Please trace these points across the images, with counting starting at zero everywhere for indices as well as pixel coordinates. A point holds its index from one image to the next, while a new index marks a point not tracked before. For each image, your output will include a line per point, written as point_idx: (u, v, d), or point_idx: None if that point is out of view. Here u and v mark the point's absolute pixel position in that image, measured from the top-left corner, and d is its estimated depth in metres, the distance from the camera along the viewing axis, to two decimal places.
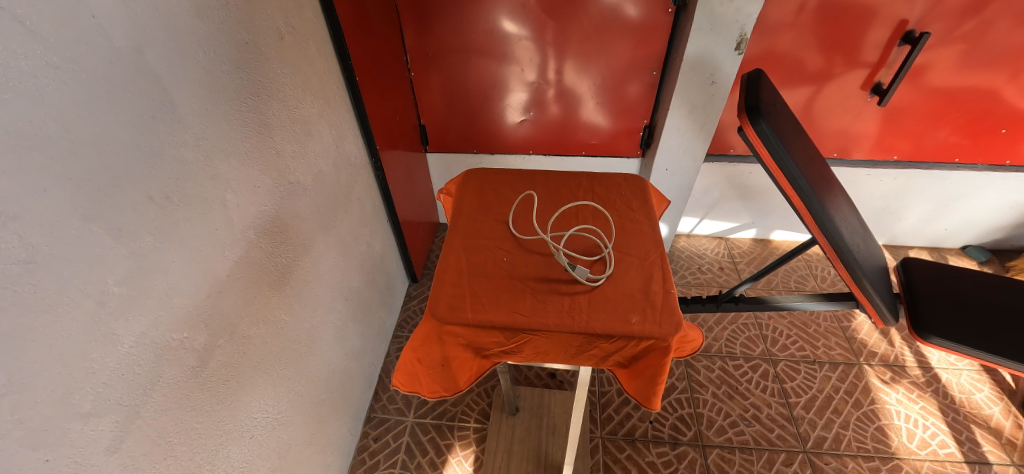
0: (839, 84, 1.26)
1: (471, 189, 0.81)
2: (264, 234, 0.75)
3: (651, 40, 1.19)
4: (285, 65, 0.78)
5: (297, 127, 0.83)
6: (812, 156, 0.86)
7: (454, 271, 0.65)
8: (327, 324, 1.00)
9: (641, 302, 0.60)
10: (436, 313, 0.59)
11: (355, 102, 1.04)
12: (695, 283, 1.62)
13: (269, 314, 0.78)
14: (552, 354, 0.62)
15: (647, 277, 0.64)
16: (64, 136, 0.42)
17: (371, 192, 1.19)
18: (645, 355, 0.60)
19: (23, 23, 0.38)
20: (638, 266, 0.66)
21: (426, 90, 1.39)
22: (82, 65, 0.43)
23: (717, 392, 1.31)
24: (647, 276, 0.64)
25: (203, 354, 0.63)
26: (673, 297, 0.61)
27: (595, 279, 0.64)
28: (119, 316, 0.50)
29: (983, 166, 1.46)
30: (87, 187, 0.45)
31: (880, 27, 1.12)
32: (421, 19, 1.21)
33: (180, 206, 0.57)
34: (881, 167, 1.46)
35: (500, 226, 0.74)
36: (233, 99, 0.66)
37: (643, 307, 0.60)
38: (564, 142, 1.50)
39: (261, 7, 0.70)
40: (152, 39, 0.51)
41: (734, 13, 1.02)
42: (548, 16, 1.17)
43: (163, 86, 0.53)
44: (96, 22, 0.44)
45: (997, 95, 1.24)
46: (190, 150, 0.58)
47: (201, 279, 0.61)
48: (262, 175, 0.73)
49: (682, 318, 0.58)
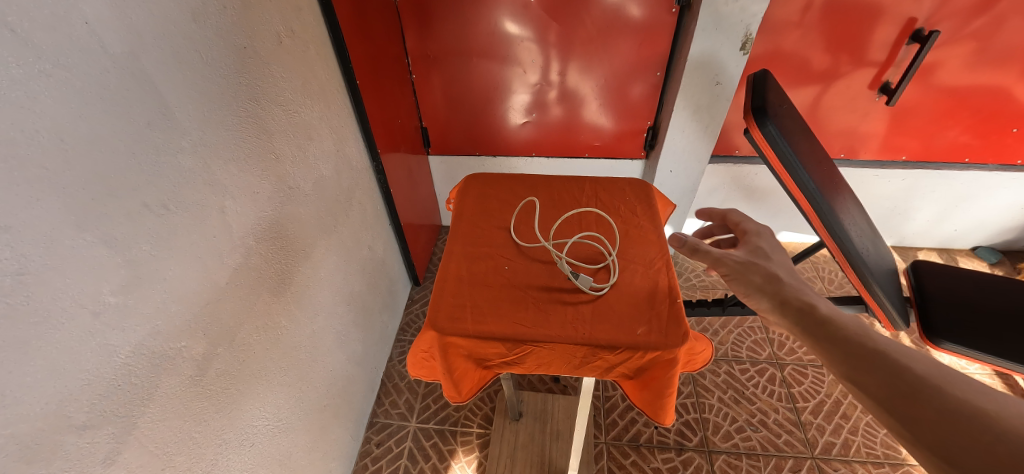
0: (846, 83, 1.24)
1: (472, 195, 0.80)
2: (263, 240, 0.74)
3: (655, 40, 1.18)
4: (284, 69, 0.77)
5: (297, 131, 0.82)
6: (822, 161, 0.83)
7: (454, 280, 0.64)
8: (329, 330, 0.99)
9: (647, 312, 0.59)
10: (436, 324, 0.58)
11: (356, 105, 1.03)
12: (700, 285, 1.60)
13: (269, 321, 0.77)
14: (555, 365, 0.61)
15: (653, 285, 0.63)
16: (58, 144, 0.42)
17: (372, 196, 1.18)
18: (651, 367, 0.59)
19: (14, 32, 0.37)
20: (643, 274, 0.65)
21: (428, 92, 1.38)
22: (76, 72, 0.43)
23: (723, 397, 1.29)
24: (652, 284, 0.63)
25: (201, 363, 0.62)
26: (679, 306, 0.60)
27: (599, 288, 0.62)
28: (114, 326, 0.49)
29: (994, 166, 1.43)
30: (80, 197, 0.44)
31: (888, 25, 1.10)
32: (422, 21, 1.20)
33: (178, 214, 0.56)
34: (889, 168, 1.44)
35: (501, 233, 0.73)
36: (232, 104, 0.65)
37: (648, 317, 0.58)
38: (568, 144, 1.49)
39: (260, 11, 0.69)
40: (147, 44, 0.50)
41: (739, 12, 1.00)
42: (551, 17, 1.16)
43: (159, 92, 0.52)
44: (90, 28, 0.44)
45: (1008, 93, 1.22)
46: (188, 156, 0.57)
47: (199, 287, 0.61)
48: (262, 180, 0.73)
49: (689, 329, 0.57)
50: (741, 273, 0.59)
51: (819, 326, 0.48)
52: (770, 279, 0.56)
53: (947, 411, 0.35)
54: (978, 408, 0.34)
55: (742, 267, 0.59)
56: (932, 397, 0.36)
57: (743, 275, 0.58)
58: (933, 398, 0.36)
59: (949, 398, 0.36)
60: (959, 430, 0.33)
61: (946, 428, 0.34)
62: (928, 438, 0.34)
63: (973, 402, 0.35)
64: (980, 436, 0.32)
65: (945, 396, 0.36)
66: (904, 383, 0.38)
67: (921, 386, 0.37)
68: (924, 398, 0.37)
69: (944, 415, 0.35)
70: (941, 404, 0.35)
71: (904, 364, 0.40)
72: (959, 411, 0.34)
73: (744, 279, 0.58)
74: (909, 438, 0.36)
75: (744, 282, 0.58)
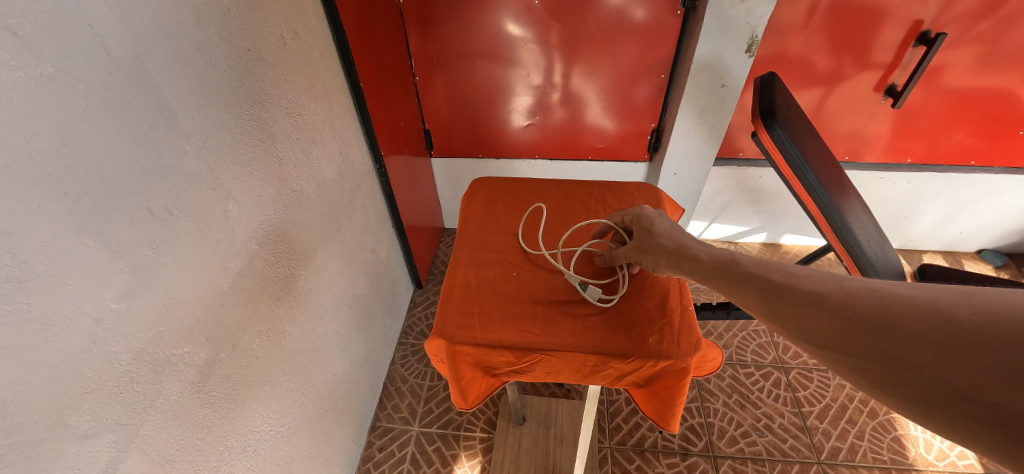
0: (851, 86, 1.23)
1: (478, 199, 0.80)
2: (267, 244, 0.73)
3: (659, 43, 1.17)
4: (288, 71, 0.76)
5: (301, 134, 0.81)
6: (832, 165, 0.82)
7: (462, 287, 0.63)
8: (332, 334, 0.98)
9: (658, 319, 0.58)
10: (444, 332, 0.57)
11: (360, 107, 1.02)
12: (704, 288, 1.59)
13: (272, 326, 0.76)
14: (564, 373, 0.60)
15: (664, 292, 0.62)
16: (59, 149, 0.41)
17: (376, 199, 1.18)
18: (662, 376, 0.58)
19: (16, 34, 0.36)
20: (653, 280, 0.64)
21: (431, 94, 1.37)
22: (79, 75, 0.42)
23: (728, 401, 1.28)
24: (663, 291, 0.62)
25: (204, 369, 0.61)
26: (691, 314, 0.59)
27: (607, 299, 0.61)
28: (117, 333, 0.48)
29: (1000, 169, 1.42)
30: (82, 201, 0.44)
31: (894, 27, 1.10)
32: (425, 22, 1.19)
33: (181, 218, 0.56)
34: (894, 170, 1.44)
35: (508, 239, 0.72)
36: (236, 107, 0.64)
37: (659, 325, 0.58)
38: (571, 146, 1.48)
39: (264, 14, 0.68)
40: (150, 47, 0.50)
41: (745, 15, 1.00)
42: (555, 19, 1.15)
43: (162, 95, 0.52)
44: (93, 31, 0.43)
45: (1015, 96, 1.21)
46: (191, 160, 0.57)
47: (202, 292, 0.60)
48: (265, 183, 0.72)
49: (701, 338, 0.56)
50: (641, 254, 0.59)
51: (719, 271, 0.47)
52: (665, 242, 0.56)
53: (843, 310, 0.32)
54: (870, 295, 0.31)
55: (639, 248, 0.59)
56: (826, 301, 0.34)
57: (642, 253, 0.58)
58: (829, 303, 0.34)
59: (841, 297, 0.33)
60: (862, 328, 0.30)
61: (850, 331, 0.31)
62: (841, 350, 0.32)
63: (859, 292, 0.32)
64: (874, 331, 0.29)
65: (838, 296, 0.34)
66: (802, 297, 0.36)
67: (818, 294, 0.35)
68: (822, 304, 0.34)
69: (844, 314, 0.32)
70: (838, 305, 0.33)
71: (802, 282, 0.38)
72: (853, 305, 0.32)
73: (646, 256, 0.58)
74: (828, 357, 0.33)
75: (647, 258, 0.57)
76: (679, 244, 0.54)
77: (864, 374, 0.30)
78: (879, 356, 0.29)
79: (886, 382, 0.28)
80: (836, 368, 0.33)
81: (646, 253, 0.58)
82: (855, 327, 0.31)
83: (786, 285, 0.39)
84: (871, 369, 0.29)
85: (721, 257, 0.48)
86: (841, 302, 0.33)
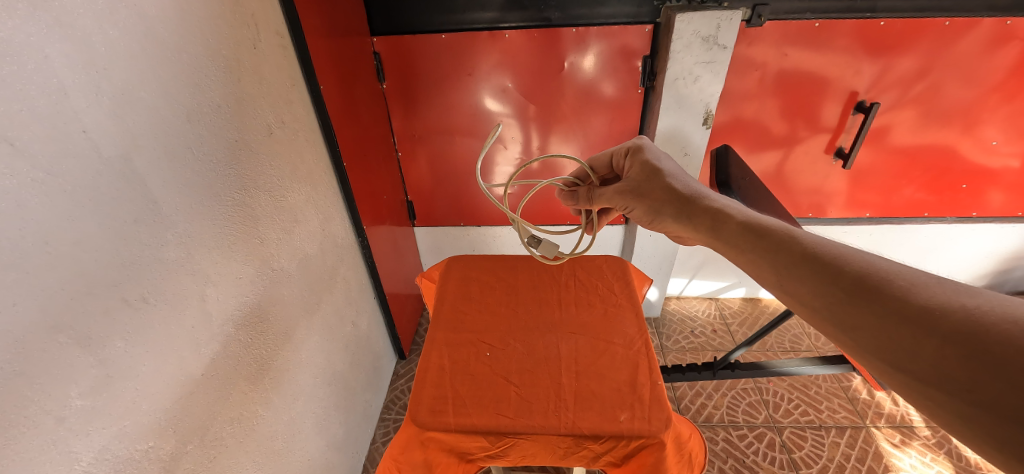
0: (805, 148, 1.33)
1: (453, 277, 0.88)
2: (243, 326, 0.73)
3: (626, 115, 1.27)
4: (273, 157, 0.81)
5: (284, 214, 0.84)
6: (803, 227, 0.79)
7: (435, 370, 0.68)
8: (308, 414, 0.95)
9: (630, 398, 0.63)
10: (417, 418, 0.61)
11: (343, 184, 1.07)
12: (689, 348, 1.60)
13: (243, 410, 0.73)
14: (540, 456, 0.63)
15: (634, 368, 0.68)
16: (43, 248, 0.43)
17: (359, 272, 1.21)
18: (638, 453, 0.61)
19: (12, 144, 0.39)
20: (624, 356, 0.71)
21: (414, 168, 1.45)
22: (70, 179, 0.45)
23: (723, 467, 1.24)
24: (633, 366, 0.69)
25: (169, 464, 0.58)
26: (660, 392, 0.64)
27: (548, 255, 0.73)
28: (79, 431, 0.47)
29: (952, 218, 1.52)
30: (57, 300, 0.44)
31: (834, 96, 1.21)
32: (408, 102, 1.29)
33: (156, 305, 0.56)
34: (855, 224, 1.53)
35: (481, 314, 0.79)
36: (219, 194, 0.67)
37: (631, 404, 0.63)
38: (551, 212, 1.53)
39: (252, 106, 0.74)
40: (140, 147, 0.53)
41: (698, 93, 1.14)
42: (527, 98, 1.25)
43: (149, 191, 0.54)
44: (87, 136, 0.46)
45: (954, 150, 1.31)
46: (172, 248, 0.58)
47: (172, 380, 0.58)
48: (244, 264, 0.73)
49: (670, 414, 0.60)
50: (634, 198, 0.70)
51: (752, 236, 0.51)
52: (668, 191, 0.66)
53: (959, 341, 0.31)
54: (1010, 328, 0.29)
55: (634, 193, 0.71)
56: (937, 322, 0.33)
57: (639, 199, 0.70)
58: (940, 326, 0.33)
59: (962, 322, 0.32)
60: (988, 369, 0.29)
61: (970, 366, 0.30)
62: (947, 391, 0.31)
63: (989, 321, 0.31)
64: (1013, 377, 0.28)
65: (957, 318, 0.32)
66: (897, 312, 0.35)
67: (925, 310, 0.34)
68: (929, 325, 0.33)
69: (963, 346, 0.31)
70: (953, 331, 0.32)
71: (896, 287, 0.37)
72: (982, 339, 0.30)
73: (641, 202, 0.70)
74: (924, 392, 0.33)
75: (642, 204, 0.69)
76: (683, 196, 0.63)
77: (974, 425, 0.30)
78: (1010, 413, 0.28)
79: (1005, 444, 0.28)
80: (917, 402, 0.34)
81: (646, 202, 0.68)
82: (978, 365, 0.30)
83: (875, 287, 0.38)
84: (988, 419, 0.29)
85: (752, 224, 0.53)
86: (958, 329, 0.32)
